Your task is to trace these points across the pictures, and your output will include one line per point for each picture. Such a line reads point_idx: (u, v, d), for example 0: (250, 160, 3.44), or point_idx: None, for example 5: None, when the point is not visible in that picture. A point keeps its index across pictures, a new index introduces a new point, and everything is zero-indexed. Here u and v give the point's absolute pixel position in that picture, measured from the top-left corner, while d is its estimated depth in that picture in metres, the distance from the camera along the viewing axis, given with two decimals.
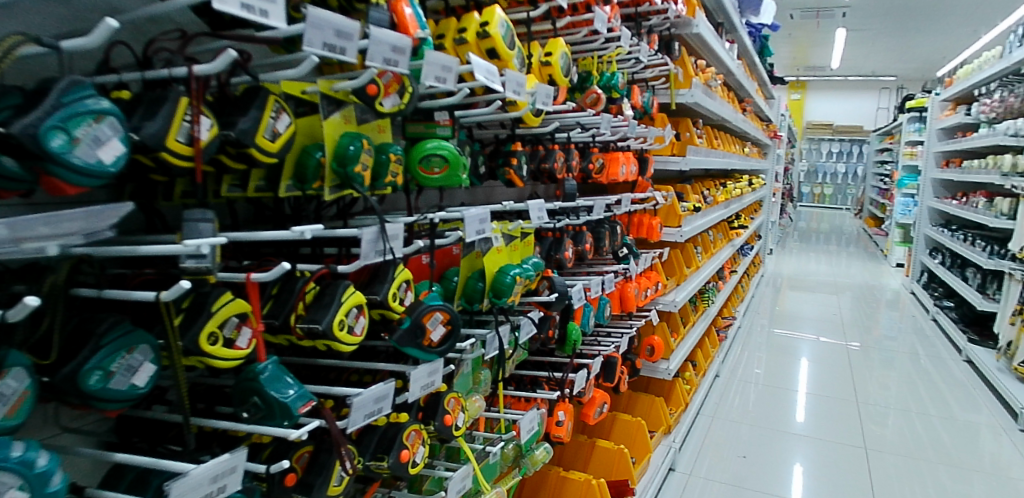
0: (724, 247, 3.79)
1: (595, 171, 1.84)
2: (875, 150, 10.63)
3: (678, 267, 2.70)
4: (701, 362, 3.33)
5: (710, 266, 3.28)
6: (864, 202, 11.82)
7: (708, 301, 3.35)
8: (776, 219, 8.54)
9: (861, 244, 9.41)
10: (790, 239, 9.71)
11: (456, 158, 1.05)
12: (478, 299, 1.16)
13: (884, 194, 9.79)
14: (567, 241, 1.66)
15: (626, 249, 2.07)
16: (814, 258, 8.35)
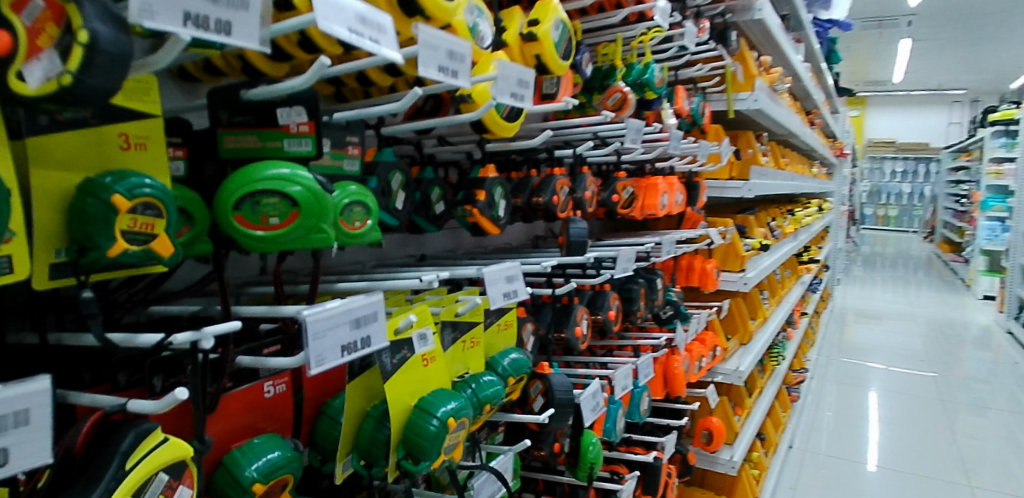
0: (793, 288, 3.14)
1: (623, 204, 1.29)
2: (951, 169, 9.61)
3: (743, 322, 2.09)
4: (770, 431, 2.67)
5: (779, 313, 2.64)
6: (937, 225, 10.74)
7: (777, 357, 2.71)
8: (841, 247, 7.69)
9: (939, 271, 8.39)
10: (859, 267, 8.79)
11: (321, 200, 0.54)
12: (381, 458, 0.62)
13: (962, 215, 8.77)
14: (580, 310, 1.13)
15: (671, 308, 1.51)
16: (888, 286, 7.44)
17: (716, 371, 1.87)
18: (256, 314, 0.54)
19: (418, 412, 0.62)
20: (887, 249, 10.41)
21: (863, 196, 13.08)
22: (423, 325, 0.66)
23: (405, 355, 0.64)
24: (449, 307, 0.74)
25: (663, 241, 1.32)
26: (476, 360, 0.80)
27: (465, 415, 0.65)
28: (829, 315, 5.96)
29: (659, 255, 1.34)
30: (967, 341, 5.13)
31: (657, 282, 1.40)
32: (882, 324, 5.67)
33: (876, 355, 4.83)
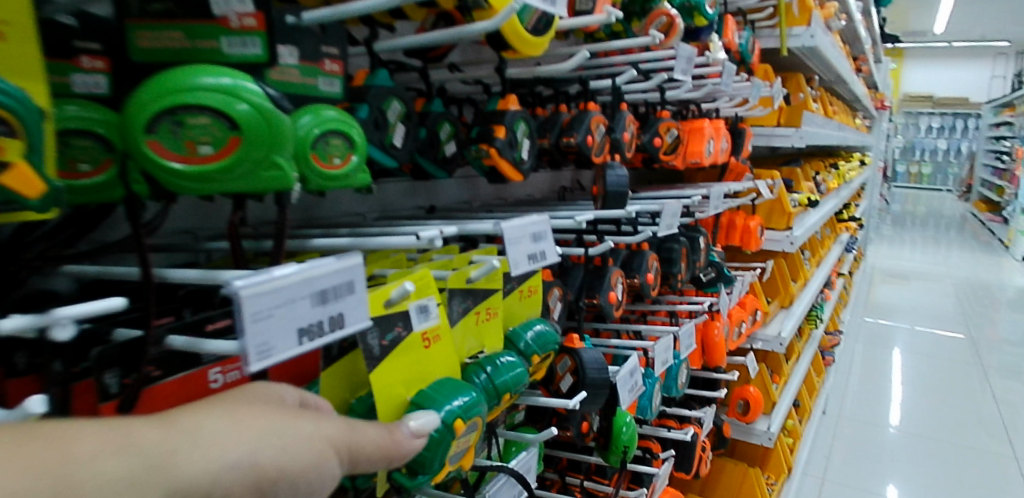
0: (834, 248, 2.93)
1: (665, 149, 1.11)
2: (995, 123, 9.11)
3: (785, 284, 1.92)
4: (805, 398, 2.52)
5: (820, 274, 2.45)
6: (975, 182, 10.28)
7: (816, 321, 2.54)
8: (875, 204, 7.37)
9: (976, 231, 8.04)
10: (891, 225, 8.45)
11: (276, 123, 0.39)
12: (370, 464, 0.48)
13: (1004, 173, 8.35)
14: (615, 274, 0.97)
15: (713, 270, 1.35)
16: (922, 245, 7.14)
17: (755, 338, 1.71)
18: (190, 281, 0.39)
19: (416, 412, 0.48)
20: (921, 207, 10.01)
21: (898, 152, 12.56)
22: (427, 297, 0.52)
23: (398, 334, 0.50)
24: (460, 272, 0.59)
25: (710, 194, 1.15)
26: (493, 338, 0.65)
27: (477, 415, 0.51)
28: (861, 275, 5.73)
29: (704, 210, 1.17)
30: (1010, 305, 4.87)
31: (700, 241, 1.24)
32: (917, 285, 5.43)
33: (911, 316, 4.61)
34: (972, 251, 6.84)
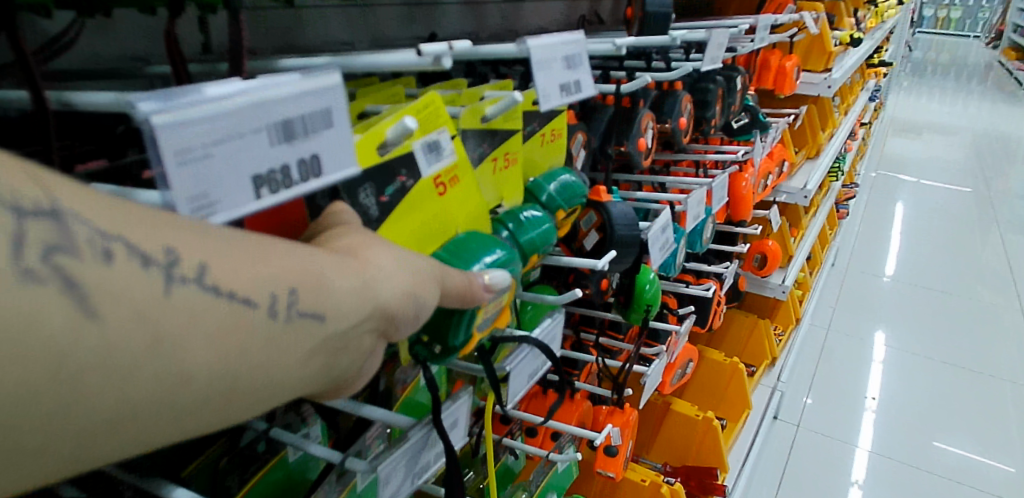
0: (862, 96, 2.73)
1: None
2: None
3: (814, 133, 1.79)
4: (817, 251, 2.47)
5: (846, 124, 2.30)
6: (1005, 26, 9.58)
7: (837, 174, 2.42)
8: (899, 50, 6.91)
9: (999, 80, 7.63)
10: (911, 74, 8.01)
11: None
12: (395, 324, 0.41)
13: None
14: (646, 116, 0.85)
15: (746, 116, 1.21)
16: (943, 95, 6.79)
17: (778, 190, 1.60)
18: (102, 110, 0.28)
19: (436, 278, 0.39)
20: (944, 54, 9.44)
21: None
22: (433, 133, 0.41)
23: (402, 185, 0.40)
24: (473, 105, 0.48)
25: (758, 23, 0.99)
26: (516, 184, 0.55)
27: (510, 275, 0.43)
28: (878, 126, 5.50)
29: (748, 44, 1.01)
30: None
31: (738, 82, 1.09)
32: (931, 137, 5.22)
33: (923, 167, 4.48)
34: (994, 101, 6.52)
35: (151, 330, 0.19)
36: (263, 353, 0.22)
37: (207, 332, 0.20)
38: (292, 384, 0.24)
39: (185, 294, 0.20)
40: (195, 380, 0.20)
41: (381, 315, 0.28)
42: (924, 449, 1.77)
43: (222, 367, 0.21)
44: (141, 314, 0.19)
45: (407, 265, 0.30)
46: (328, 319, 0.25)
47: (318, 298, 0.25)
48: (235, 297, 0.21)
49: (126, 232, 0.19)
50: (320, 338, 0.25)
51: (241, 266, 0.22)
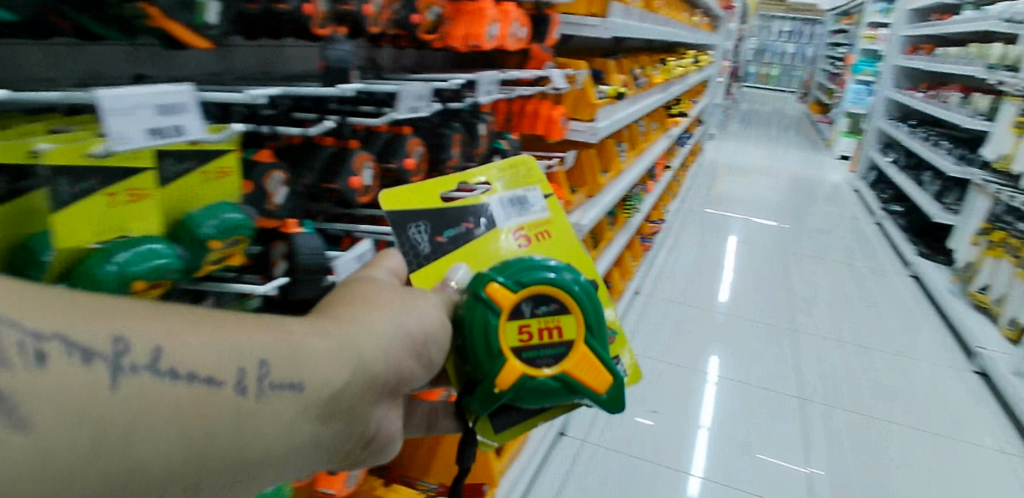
0: (660, 141, 2.92)
1: (425, 27, 1.04)
2: (832, 31, 9.69)
3: (594, 175, 1.90)
4: (616, 280, 2.70)
5: (642, 167, 2.42)
6: (809, 85, 10.97)
7: (632, 212, 2.67)
8: (720, 102, 7.70)
9: (804, 131, 8.67)
10: (733, 123, 8.95)
11: None
12: (472, 360, 0.64)
13: (833, 78, 8.95)
14: (365, 159, 0.95)
15: (499, 158, 1.31)
16: (758, 141, 7.62)
17: None
18: None
19: (461, 302, 0.64)
20: (762, 106, 10.69)
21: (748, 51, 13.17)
22: (496, 196, 0.83)
23: (467, 229, 0.79)
24: (540, 187, 0.88)
25: (479, 80, 1.09)
26: (573, 255, 0.85)
27: (540, 288, 0.65)
28: (701, 168, 6.06)
29: (473, 97, 1.11)
30: (816, 195, 5.38)
31: (479, 129, 1.20)
32: (743, 178, 5.83)
33: (733, 202, 4.97)
34: (799, 149, 7.39)
35: (95, 425, 0.31)
36: (240, 426, 0.38)
37: (163, 420, 0.34)
38: (280, 444, 0.41)
39: (130, 382, 0.33)
40: (157, 463, 0.33)
41: (356, 372, 0.45)
42: (751, 468, 1.89)
43: (174, 451, 0.34)
44: (88, 409, 0.31)
45: (378, 345, 0.48)
46: (307, 387, 0.41)
47: (294, 372, 0.40)
48: (204, 381, 0.36)
49: (80, 338, 0.32)
50: (296, 399, 0.41)
51: (208, 358, 0.36)
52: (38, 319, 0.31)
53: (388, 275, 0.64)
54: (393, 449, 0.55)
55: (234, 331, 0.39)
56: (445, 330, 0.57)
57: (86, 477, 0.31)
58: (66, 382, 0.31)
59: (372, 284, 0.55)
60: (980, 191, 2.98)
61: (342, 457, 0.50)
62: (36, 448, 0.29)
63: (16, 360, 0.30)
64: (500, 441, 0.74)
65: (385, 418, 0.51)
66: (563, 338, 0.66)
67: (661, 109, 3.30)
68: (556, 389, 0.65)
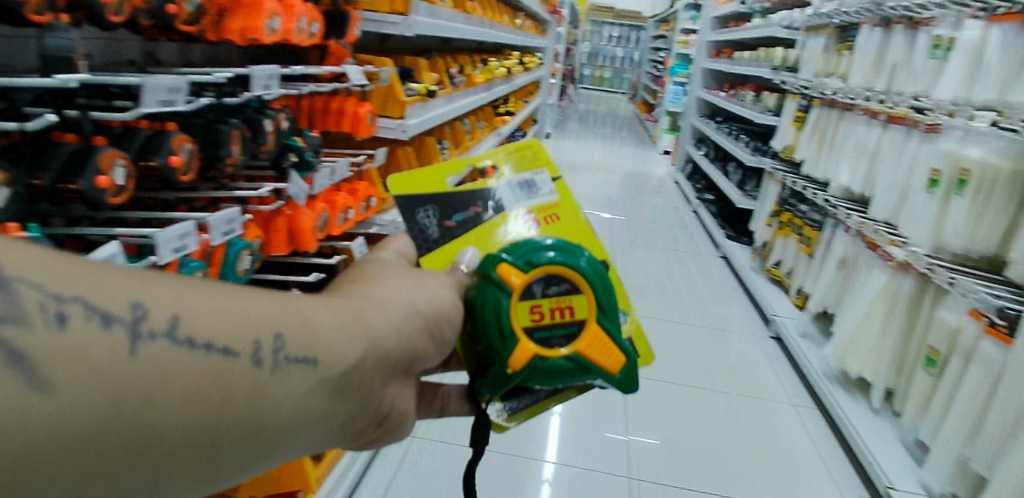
0: (488, 138, 3.00)
1: (184, 18, 0.99)
2: (654, 37, 10.54)
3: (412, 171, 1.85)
4: None
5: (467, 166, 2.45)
6: (639, 87, 11.85)
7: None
8: (556, 101, 8.04)
9: (635, 129, 9.34)
10: (574, 122, 9.41)
11: None
12: (487, 339, 0.72)
13: (656, 80, 9.74)
14: (119, 158, 0.88)
15: (294, 157, 1.27)
16: (594, 139, 8.06)
17: (370, 224, 1.62)
18: None
19: (473, 285, 0.73)
20: (600, 107, 11.37)
21: (586, 55, 13.94)
22: (504, 181, 0.87)
23: (475, 213, 0.84)
24: (548, 170, 0.91)
25: (252, 74, 1.08)
26: (585, 235, 0.88)
27: (553, 270, 0.74)
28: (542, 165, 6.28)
29: (248, 91, 1.08)
30: (645, 187, 5.82)
31: (264, 126, 1.16)
32: (581, 174, 6.13)
33: None
34: (631, 146, 7.94)
35: (120, 385, 0.38)
36: (253, 395, 0.46)
37: (177, 386, 0.41)
38: (294, 410, 0.49)
39: (148, 348, 0.39)
40: (174, 422, 0.40)
41: (368, 351, 0.55)
42: (591, 447, 2.01)
43: (184, 416, 0.41)
44: (111, 370, 0.38)
45: (391, 330, 0.58)
46: (321, 362, 0.50)
47: (310, 349, 0.50)
48: (220, 350, 0.43)
49: (103, 304, 0.39)
50: (311, 373, 0.50)
51: (223, 332, 0.44)
52: (60, 286, 0.38)
53: (395, 257, 0.75)
54: (403, 426, 0.66)
55: (250, 310, 0.48)
56: (456, 311, 0.68)
57: (107, 438, 0.37)
58: (85, 342, 0.37)
59: (380, 267, 0.67)
60: (771, 178, 3.39)
61: (353, 436, 0.59)
62: (62, 407, 0.35)
63: (39, 319, 0.36)
64: (507, 424, 0.83)
65: (395, 396, 0.61)
66: (573, 318, 0.75)
67: (489, 107, 3.26)
68: (567, 366, 0.73)
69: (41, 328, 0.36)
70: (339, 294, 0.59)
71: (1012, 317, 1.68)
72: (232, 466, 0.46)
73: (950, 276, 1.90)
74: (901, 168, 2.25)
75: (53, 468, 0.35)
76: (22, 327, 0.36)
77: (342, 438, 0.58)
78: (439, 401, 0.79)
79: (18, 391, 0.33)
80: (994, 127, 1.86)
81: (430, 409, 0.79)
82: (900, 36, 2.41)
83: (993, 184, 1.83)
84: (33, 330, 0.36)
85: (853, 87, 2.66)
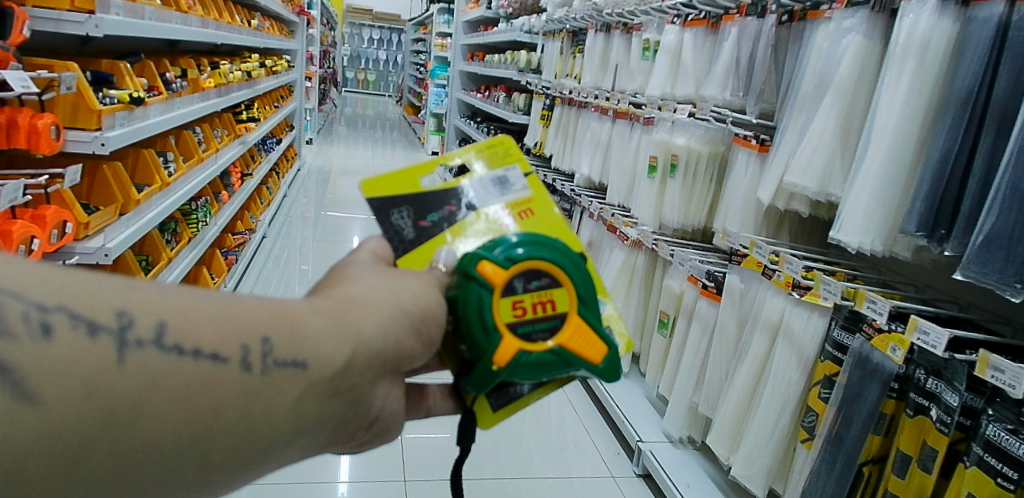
0: (230, 147, 2.80)
1: None
2: (414, 41, 10.72)
3: (123, 189, 1.65)
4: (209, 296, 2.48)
5: (200, 180, 2.27)
6: (404, 90, 11.93)
7: (199, 225, 2.34)
8: (315, 106, 7.73)
9: (404, 131, 9.38)
10: (340, 128, 9.16)
11: None
12: (468, 339, 0.62)
13: (420, 83, 9.91)
14: None
15: None
16: (362, 143, 7.93)
17: (70, 252, 1.41)
18: None
19: (452, 283, 0.63)
20: (367, 111, 11.24)
21: (349, 58, 13.65)
22: (475, 178, 0.78)
23: (450, 212, 0.75)
24: (521, 164, 0.81)
25: None
26: (565, 228, 0.76)
27: (536, 263, 0.64)
28: (309, 171, 6.01)
29: None
30: None
31: None
32: (351, 177, 5.99)
33: (342, 201, 5.05)
34: (402, 147, 7.97)
35: (102, 399, 0.37)
36: (243, 401, 0.44)
37: (166, 397, 0.39)
38: (285, 415, 0.46)
39: (136, 357, 0.39)
40: (160, 436, 0.39)
41: (359, 351, 0.50)
42: (379, 460, 1.98)
43: (176, 430, 0.40)
44: (95, 383, 0.37)
45: (387, 330, 0.52)
46: (309, 366, 0.46)
47: (299, 353, 0.46)
48: (212, 357, 0.41)
49: (94, 314, 0.39)
50: (303, 378, 0.46)
51: (212, 338, 0.42)
52: (41, 294, 0.38)
53: (374, 256, 0.64)
54: (394, 431, 0.60)
55: (236, 312, 0.45)
56: (441, 308, 0.59)
57: (99, 450, 0.37)
58: (74, 352, 0.37)
59: (357, 267, 0.58)
60: None
61: (346, 441, 0.55)
62: (48, 420, 0.35)
63: (25, 331, 0.36)
64: (493, 423, 0.73)
65: (385, 396, 0.55)
66: (556, 311, 0.65)
67: (228, 113, 3.02)
68: (553, 362, 0.64)
69: (26, 340, 0.36)
70: (318, 294, 0.52)
71: (719, 278, 1.97)
72: (223, 478, 0.44)
73: (670, 249, 2.19)
74: (628, 157, 2.53)
75: (39, 483, 0.35)
76: (9, 339, 0.36)
77: (336, 444, 0.54)
78: (426, 401, 0.69)
79: (6, 407, 0.34)
80: (691, 118, 2.17)
81: (417, 411, 0.68)
82: (619, 39, 2.73)
83: (696, 165, 2.13)
84: (19, 343, 0.36)
85: (585, 87, 2.96)
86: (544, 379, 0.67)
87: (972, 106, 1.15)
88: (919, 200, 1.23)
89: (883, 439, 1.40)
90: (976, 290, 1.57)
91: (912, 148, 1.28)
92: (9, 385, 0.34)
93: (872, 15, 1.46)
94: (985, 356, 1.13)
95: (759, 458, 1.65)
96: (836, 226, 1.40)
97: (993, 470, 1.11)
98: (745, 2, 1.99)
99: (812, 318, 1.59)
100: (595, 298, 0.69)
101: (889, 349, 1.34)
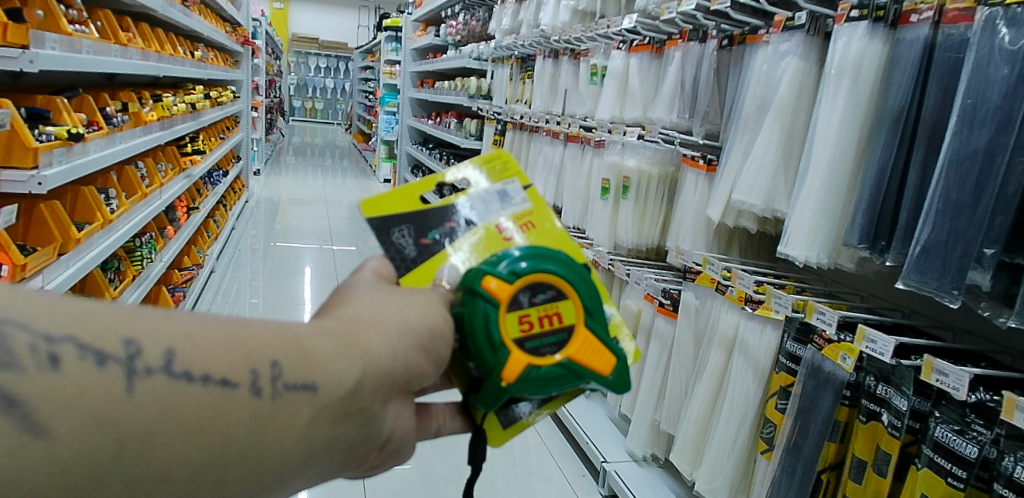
0: (176, 181, 2.71)
1: None
2: (362, 68, 10.71)
3: (62, 228, 1.57)
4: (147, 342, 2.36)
5: (144, 216, 2.19)
6: (353, 117, 11.80)
7: (143, 262, 2.25)
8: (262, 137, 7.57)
9: (354, 159, 9.25)
10: (289, 157, 8.99)
11: None
12: (477, 355, 0.61)
13: (370, 111, 9.84)
14: None
15: None
16: (311, 173, 7.79)
17: None
18: None
19: (456, 300, 0.63)
20: (317, 139, 11.08)
21: (295, 88, 13.46)
22: (474, 193, 0.78)
23: (451, 228, 0.74)
24: (520, 178, 0.81)
25: None
26: (568, 240, 0.76)
27: (540, 277, 0.64)
28: (257, 203, 5.86)
29: None
30: None
31: None
32: (302, 207, 5.86)
33: (293, 232, 4.94)
34: (354, 175, 7.86)
35: (110, 432, 0.39)
36: (252, 427, 0.45)
37: (173, 428, 0.41)
38: (296, 441, 0.47)
39: (144, 386, 0.40)
40: (167, 465, 0.41)
41: (369, 372, 0.50)
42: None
43: (182, 462, 0.41)
44: (105, 416, 0.39)
45: (397, 351, 0.52)
46: (318, 388, 0.47)
47: (306, 378, 0.46)
48: (221, 383, 0.43)
49: (103, 344, 0.41)
50: (310, 400, 0.47)
51: (222, 363, 0.44)
52: (48, 325, 0.40)
53: (376, 274, 0.63)
54: (405, 452, 0.60)
55: (244, 338, 0.46)
56: (448, 325, 0.58)
57: (111, 480, 0.39)
58: (82, 382, 0.39)
59: (362, 287, 0.58)
60: None
61: (359, 464, 0.55)
62: (59, 452, 0.37)
63: (32, 362, 0.38)
64: (501, 440, 0.72)
65: (396, 417, 0.55)
66: (563, 324, 0.64)
67: (171, 146, 2.93)
68: (563, 375, 0.63)
69: (35, 371, 0.38)
70: (325, 315, 0.53)
71: (673, 295, 2.00)
72: None
73: (626, 269, 2.23)
74: (581, 179, 2.56)
75: None
76: (18, 371, 0.38)
77: (350, 467, 0.54)
78: (435, 420, 0.67)
79: (18, 441, 0.36)
80: (641, 140, 2.21)
81: (427, 433, 0.66)
82: (567, 65, 2.79)
83: (647, 187, 2.17)
84: (28, 374, 0.38)
85: (536, 111, 3.01)
86: (553, 393, 0.66)
87: (904, 124, 1.22)
88: (861, 213, 1.29)
89: (838, 446, 1.43)
90: (919, 298, 1.64)
91: (854, 165, 1.35)
92: (18, 418, 0.36)
93: (808, 39, 1.54)
94: (1012, 398, 1.05)
95: (720, 474, 1.68)
96: (784, 242, 1.45)
97: (943, 470, 1.15)
98: (686, 28, 2.07)
99: (765, 331, 1.63)
100: (602, 308, 0.68)
101: (839, 358, 1.39)
